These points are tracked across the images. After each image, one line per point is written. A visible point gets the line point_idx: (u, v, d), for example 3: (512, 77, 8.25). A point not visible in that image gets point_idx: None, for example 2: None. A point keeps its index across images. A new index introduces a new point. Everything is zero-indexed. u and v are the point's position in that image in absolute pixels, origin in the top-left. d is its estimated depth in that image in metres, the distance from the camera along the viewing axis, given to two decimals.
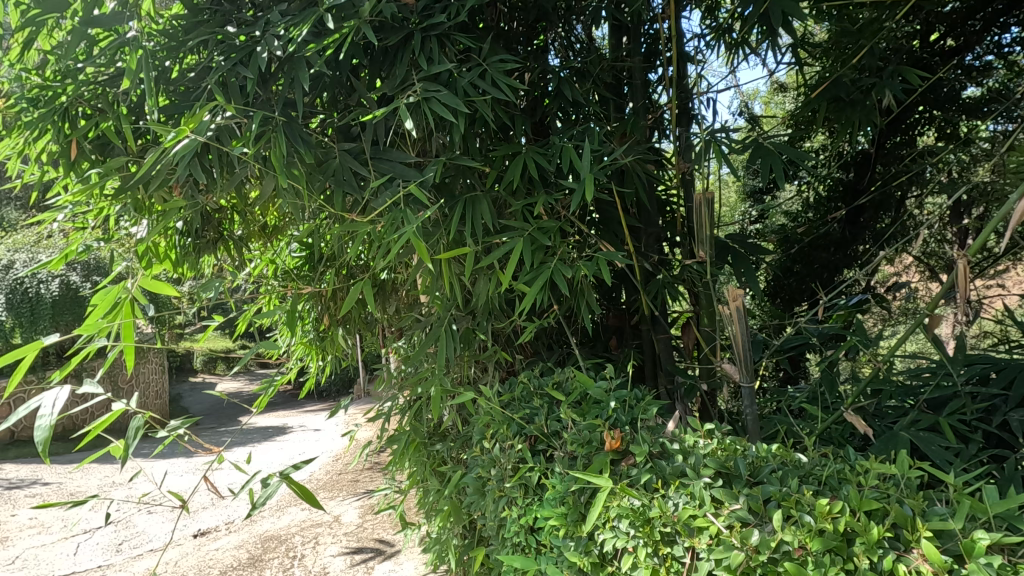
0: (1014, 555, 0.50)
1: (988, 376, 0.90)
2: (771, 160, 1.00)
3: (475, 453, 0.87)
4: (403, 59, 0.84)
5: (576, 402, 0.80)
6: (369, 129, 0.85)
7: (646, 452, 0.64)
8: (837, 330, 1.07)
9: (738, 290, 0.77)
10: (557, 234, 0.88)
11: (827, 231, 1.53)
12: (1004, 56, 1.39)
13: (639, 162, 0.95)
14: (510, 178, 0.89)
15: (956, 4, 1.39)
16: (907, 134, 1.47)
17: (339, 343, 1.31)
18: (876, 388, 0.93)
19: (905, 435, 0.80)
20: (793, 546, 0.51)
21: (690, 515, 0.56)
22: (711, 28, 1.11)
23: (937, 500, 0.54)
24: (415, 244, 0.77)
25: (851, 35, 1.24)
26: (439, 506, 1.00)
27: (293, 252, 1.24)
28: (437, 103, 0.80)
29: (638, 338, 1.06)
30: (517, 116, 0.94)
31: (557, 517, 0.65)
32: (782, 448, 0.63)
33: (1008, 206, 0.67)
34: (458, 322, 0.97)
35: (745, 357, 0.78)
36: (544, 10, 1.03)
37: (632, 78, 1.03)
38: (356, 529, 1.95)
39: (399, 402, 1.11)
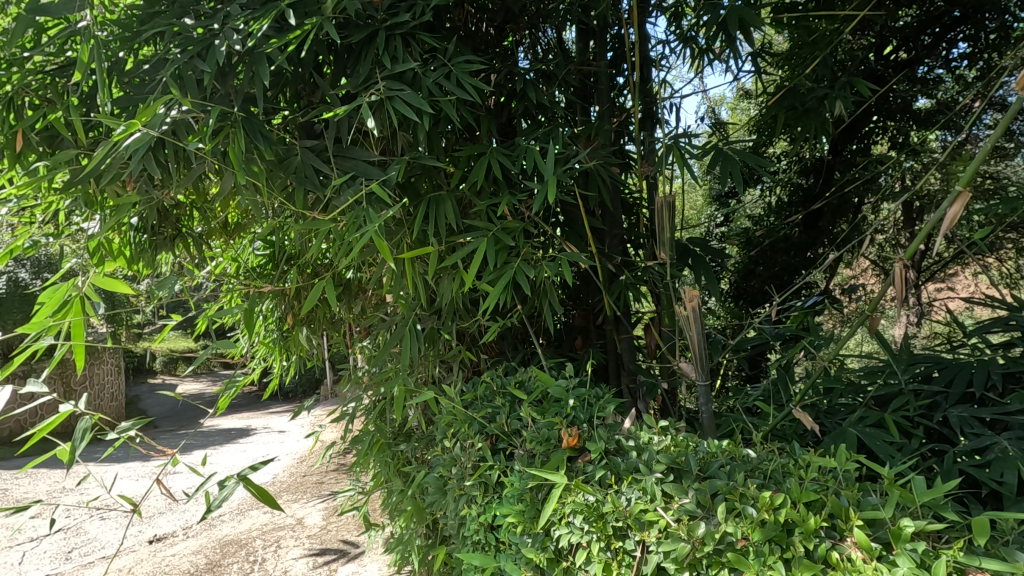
0: (940, 542, 0.52)
1: (930, 374, 0.95)
2: (731, 166, 1.02)
3: (438, 453, 0.87)
4: (366, 56, 0.83)
5: (537, 401, 0.81)
6: (332, 126, 0.84)
7: (601, 449, 0.65)
8: (792, 330, 1.11)
9: (694, 292, 0.80)
10: (520, 234, 0.89)
11: (788, 235, 1.62)
12: (952, 70, 1.47)
13: (603, 165, 0.97)
14: (475, 179, 0.89)
15: (910, 17, 1.45)
16: (863, 142, 1.56)
17: (304, 343, 1.29)
18: (827, 386, 0.97)
19: (853, 431, 0.83)
20: (736, 537, 0.52)
21: (642, 509, 0.58)
22: (676, 35, 1.13)
23: (872, 491, 0.57)
24: (377, 244, 0.77)
25: (806, 47, 1.29)
26: (403, 506, 1.00)
27: (257, 251, 1.23)
28: (400, 103, 0.80)
29: (602, 338, 1.08)
30: (482, 118, 0.94)
31: (514, 514, 0.65)
32: (731, 444, 0.66)
33: (940, 213, 0.70)
34: (422, 322, 0.98)
35: (701, 356, 0.80)
36: (512, 12, 1.04)
37: (598, 82, 1.05)
38: (319, 531, 1.93)
39: (363, 402, 1.10)
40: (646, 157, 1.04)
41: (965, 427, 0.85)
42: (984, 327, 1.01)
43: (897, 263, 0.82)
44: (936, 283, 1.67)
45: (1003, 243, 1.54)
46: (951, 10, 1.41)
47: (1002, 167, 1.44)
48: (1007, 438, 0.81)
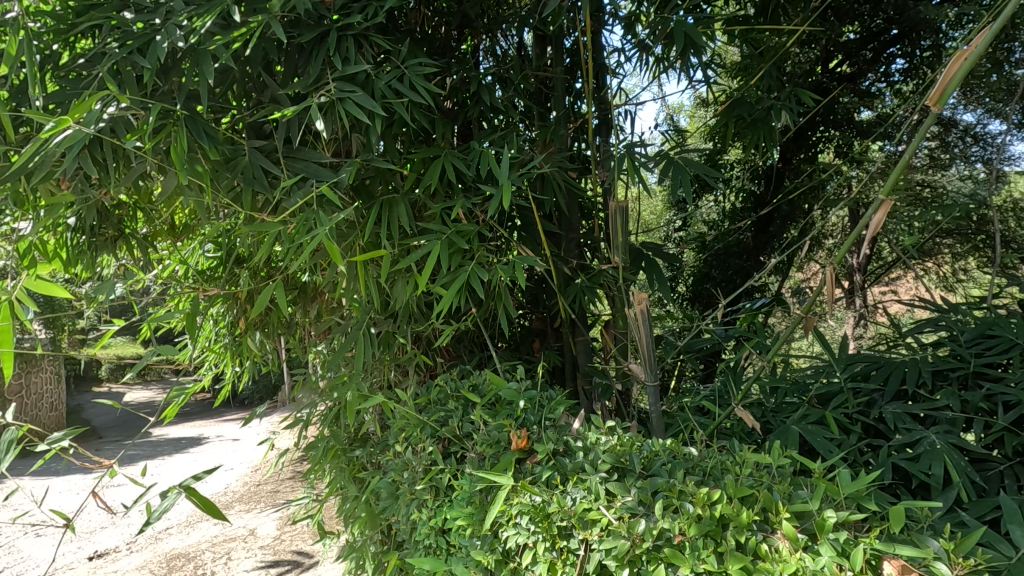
0: (861, 530, 0.55)
1: (869, 373, 1.00)
2: (682, 175, 1.04)
3: (390, 458, 0.86)
4: (316, 56, 0.82)
5: (490, 403, 0.81)
6: (281, 127, 0.83)
7: (548, 450, 0.66)
8: (742, 332, 1.15)
9: (643, 295, 0.82)
10: (474, 238, 0.89)
11: (741, 239, 1.67)
12: (891, 84, 1.58)
13: (558, 169, 0.98)
14: (428, 182, 0.89)
15: (854, 33, 1.54)
16: (810, 151, 1.61)
17: (257, 349, 1.26)
18: (773, 386, 1.01)
19: (795, 428, 0.87)
20: (673, 533, 0.54)
21: (586, 508, 0.58)
22: (632, 43, 1.15)
23: (803, 485, 0.60)
24: (327, 247, 0.76)
25: (753, 58, 1.33)
26: (357, 514, 0.98)
27: (207, 253, 1.19)
28: (351, 104, 0.79)
29: (559, 341, 1.10)
30: (437, 121, 0.94)
31: (464, 517, 0.65)
32: (674, 442, 0.68)
33: (866, 218, 0.75)
34: (377, 326, 0.97)
35: (650, 358, 0.82)
36: (469, 17, 1.05)
37: (554, 88, 1.06)
38: (272, 542, 1.88)
39: (317, 408, 1.08)
40: (601, 163, 1.05)
41: (897, 423, 0.90)
42: (917, 327, 1.07)
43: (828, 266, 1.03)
44: (878, 286, 1.75)
45: (938, 249, 1.64)
46: (889, 28, 1.51)
47: (938, 176, 1.53)
48: (933, 432, 0.86)
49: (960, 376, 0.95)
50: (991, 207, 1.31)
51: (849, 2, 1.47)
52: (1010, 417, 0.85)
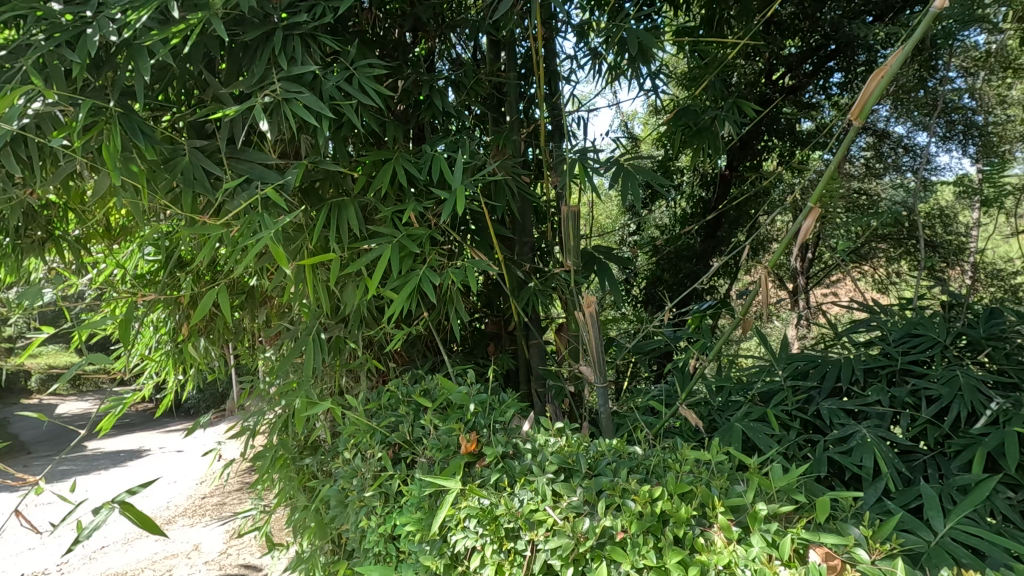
0: (791, 522, 0.58)
1: (807, 371, 1.06)
2: (632, 181, 1.06)
3: (340, 466, 0.84)
4: (261, 55, 0.80)
5: (441, 408, 0.81)
6: (224, 127, 0.80)
7: (497, 453, 0.67)
8: (689, 333, 1.19)
9: (592, 298, 0.84)
10: (426, 241, 0.89)
11: (691, 244, 1.73)
12: (829, 97, 1.67)
13: (511, 175, 0.99)
14: (379, 185, 0.88)
15: (796, 47, 1.63)
16: (755, 158, 1.71)
17: (201, 356, 1.21)
18: (719, 386, 1.05)
19: (738, 426, 0.90)
20: (615, 530, 0.55)
21: (532, 509, 0.59)
22: (585, 50, 1.16)
23: (739, 480, 0.63)
24: (273, 251, 0.74)
25: (700, 68, 1.38)
26: (306, 524, 0.96)
27: (147, 257, 1.14)
28: (298, 105, 0.77)
29: (513, 344, 1.11)
30: (388, 124, 0.93)
31: (413, 522, 0.65)
32: (620, 442, 0.69)
33: (798, 224, 0.82)
34: (327, 331, 0.96)
35: (599, 360, 0.84)
36: (421, 20, 1.05)
37: (507, 93, 1.07)
38: (217, 556, 1.82)
39: (265, 415, 1.05)
40: (554, 168, 1.06)
41: (832, 418, 0.95)
42: (851, 328, 1.14)
43: (764, 270, 1.10)
44: (818, 288, 1.85)
45: (873, 253, 1.74)
46: (827, 44, 1.59)
47: (873, 185, 1.64)
48: (864, 427, 0.91)
49: (889, 373, 1.01)
50: (915, 214, 1.41)
51: (790, 19, 1.56)
52: (931, 410, 0.91)
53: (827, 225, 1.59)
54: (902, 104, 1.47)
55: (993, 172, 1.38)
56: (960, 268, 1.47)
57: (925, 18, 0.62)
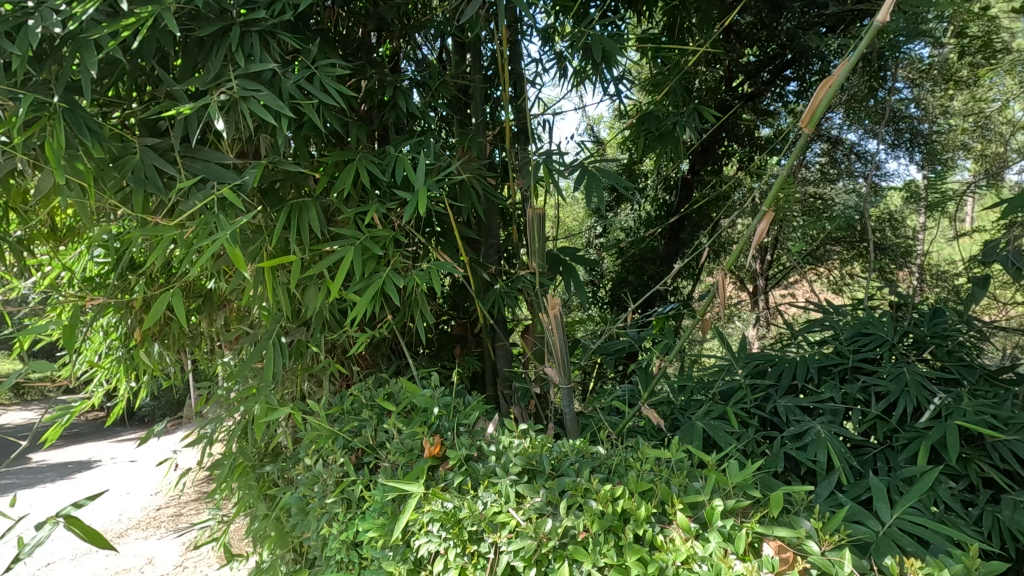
0: (747, 516, 0.60)
1: (765, 370, 1.09)
2: (597, 184, 1.08)
3: (300, 473, 0.82)
4: (217, 51, 0.77)
5: (405, 411, 0.80)
6: (177, 125, 0.78)
7: (460, 456, 0.67)
8: (653, 334, 1.21)
9: (557, 300, 0.85)
10: (390, 243, 0.88)
11: (655, 246, 1.77)
12: (786, 104, 1.71)
13: (476, 177, 0.99)
14: (341, 186, 0.87)
15: (755, 55, 1.68)
16: (717, 162, 1.75)
17: (155, 362, 1.17)
18: (681, 385, 1.07)
19: (700, 425, 0.92)
20: (577, 530, 0.56)
21: (495, 512, 0.59)
22: (550, 53, 1.17)
23: (698, 477, 0.64)
24: (230, 253, 0.72)
25: (663, 74, 1.41)
26: (265, 534, 0.94)
27: (97, 259, 1.09)
28: (256, 104, 0.75)
29: (480, 346, 1.11)
30: (351, 124, 0.92)
31: (375, 528, 0.64)
32: (583, 443, 0.70)
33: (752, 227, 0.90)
34: (288, 335, 0.94)
35: (564, 361, 0.85)
36: (385, 20, 1.04)
37: (472, 95, 1.06)
38: (173, 570, 1.75)
39: (224, 422, 1.02)
40: (519, 170, 1.07)
41: (789, 415, 0.98)
42: (807, 328, 1.18)
43: (724, 272, 1.13)
44: (777, 289, 1.91)
45: (828, 255, 1.80)
46: (783, 53, 1.64)
47: (827, 189, 1.72)
48: (818, 423, 0.94)
49: (841, 371, 1.05)
50: (865, 218, 1.47)
51: (749, 29, 1.62)
52: (880, 406, 0.96)
53: (784, 228, 1.64)
54: (855, 112, 1.53)
55: (936, 178, 1.45)
56: (907, 270, 1.55)
57: (869, 31, 0.65)
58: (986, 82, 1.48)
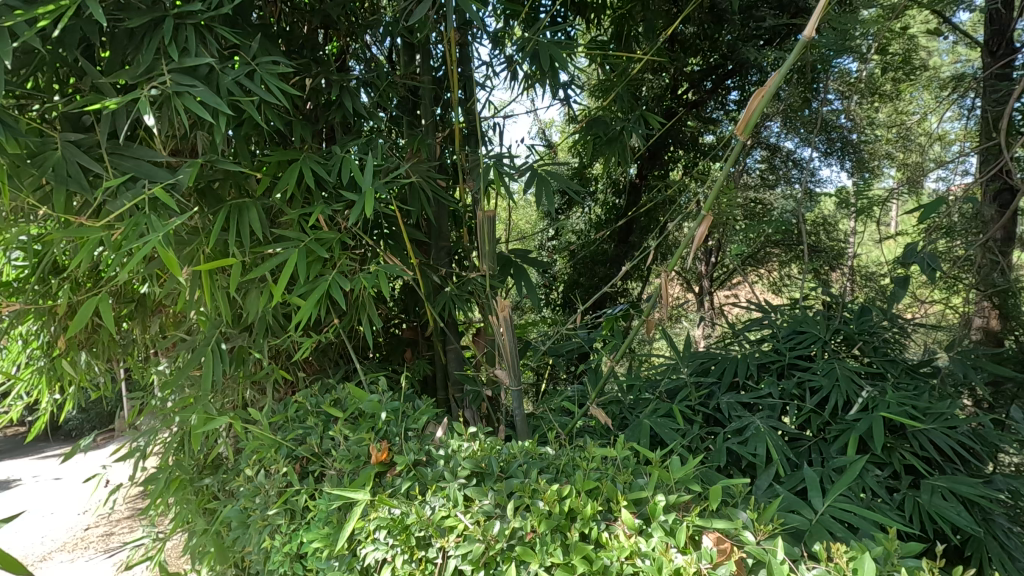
0: (688, 510, 0.62)
1: (709, 368, 1.13)
2: (547, 187, 1.09)
3: (241, 484, 0.79)
4: (148, 43, 0.74)
5: (353, 418, 0.79)
6: (104, 120, 0.73)
7: (408, 461, 0.66)
8: (603, 335, 1.24)
9: (506, 302, 0.85)
10: (336, 246, 0.86)
11: (605, 249, 1.80)
12: (727, 112, 1.80)
13: (425, 179, 0.98)
14: (284, 186, 0.84)
15: (698, 65, 1.74)
16: (663, 167, 1.81)
17: (82, 372, 1.09)
18: (630, 384, 1.09)
19: (647, 422, 0.95)
20: (524, 531, 0.56)
21: (443, 516, 0.58)
22: (500, 57, 1.17)
23: (643, 474, 0.66)
24: (163, 256, 0.68)
25: (611, 80, 1.44)
26: (204, 550, 0.89)
27: (14, 263, 1.01)
28: (191, 100, 0.72)
29: (430, 350, 1.10)
30: (295, 124, 0.89)
31: (320, 539, 0.62)
32: (532, 444, 0.71)
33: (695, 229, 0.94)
34: (229, 341, 0.90)
35: (514, 363, 0.86)
36: (331, 18, 1.02)
37: (422, 97, 1.06)
38: None
39: (159, 434, 0.97)
40: (470, 173, 1.07)
41: (730, 412, 1.02)
42: (747, 327, 1.24)
43: (669, 274, 1.16)
44: (721, 290, 1.99)
45: (768, 258, 1.89)
46: (724, 64, 1.71)
47: (767, 195, 1.80)
48: (758, 418, 0.98)
49: (778, 367, 1.11)
50: (800, 222, 1.55)
51: (692, 38, 1.68)
52: (813, 400, 1.01)
53: (727, 231, 1.71)
54: (792, 122, 1.62)
55: (862, 186, 1.55)
56: (839, 271, 1.64)
57: (798, 45, 0.68)
58: (906, 97, 1.65)
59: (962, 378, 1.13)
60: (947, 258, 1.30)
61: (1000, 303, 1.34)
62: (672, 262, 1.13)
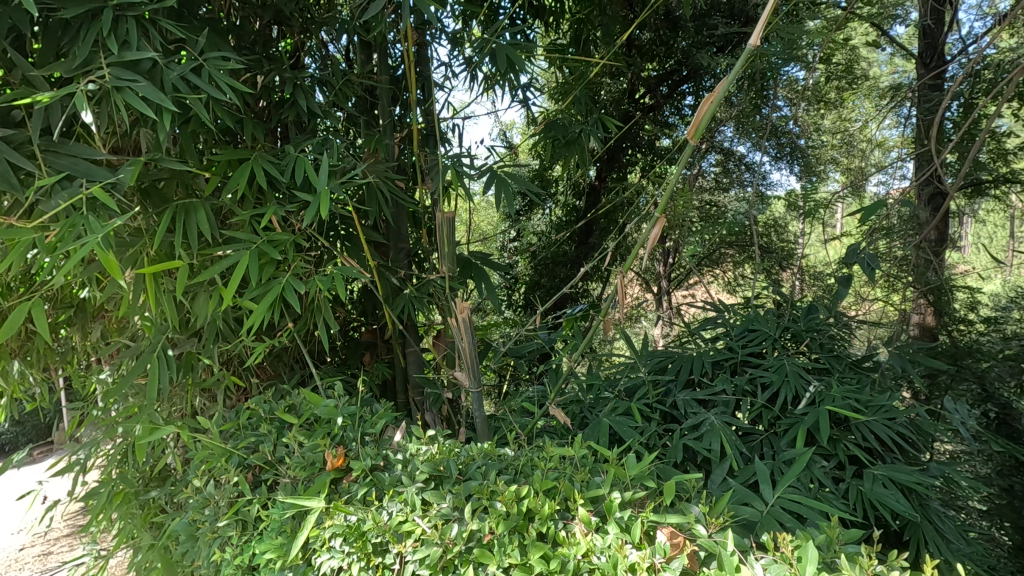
0: (644, 506, 0.63)
1: (666, 366, 1.16)
2: (506, 189, 1.09)
3: (190, 496, 0.76)
4: (85, 35, 0.70)
5: (308, 423, 0.77)
6: (35, 115, 0.69)
7: (365, 466, 0.65)
8: (564, 335, 1.25)
9: (465, 304, 0.85)
10: (289, 248, 0.84)
11: (566, 250, 1.82)
12: (683, 116, 1.85)
13: (383, 179, 0.97)
14: (234, 186, 0.81)
15: (655, 70, 1.78)
16: (622, 170, 1.84)
17: (15, 383, 1.03)
18: (590, 383, 1.11)
19: (606, 421, 0.97)
20: (482, 532, 0.56)
21: (400, 521, 0.58)
22: (459, 57, 1.17)
23: (600, 472, 0.67)
24: (102, 259, 0.65)
25: (569, 83, 1.46)
26: (151, 565, 0.86)
27: None
28: (132, 95, 0.69)
29: (390, 353, 1.08)
30: (245, 122, 0.87)
31: (273, 549, 0.60)
32: (491, 446, 0.71)
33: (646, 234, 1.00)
34: (176, 347, 0.86)
35: (473, 365, 0.86)
36: (285, 14, 0.99)
37: (379, 97, 1.04)
38: None
39: (101, 445, 0.92)
40: (429, 174, 1.06)
41: (686, 408, 1.04)
42: (703, 325, 1.27)
43: (628, 274, 1.17)
44: (678, 290, 2.03)
45: (723, 258, 1.95)
46: (679, 69, 1.76)
47: (721, 197, 1.86)
48: (712, 414, 1.01)
49: (732, 364, 1.14)
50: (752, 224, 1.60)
51: (648, 44, 1.71)
52: (764, 396, 1.05)
53: (683, 233, 1.76)
54: (743, 126, 1.68)
55: (809, 189, 1.61)
56: (789, 270, 1.71)
57: (745, 53, 0.71)
58: (849, 104, 1.70)
59: (901, 371, 1.19)
60: (887, 258, 1.37)
61: (934, 300, 1.43)
62: (627, 263, 1.10)
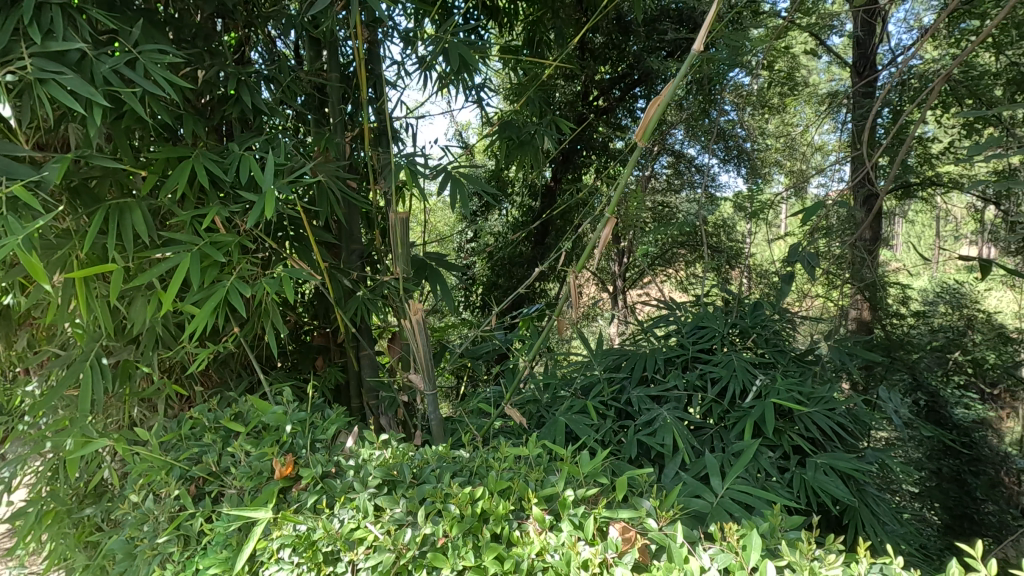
0: (597, 502, 0.64)
1: (620, 364, 1.18)
2: (460, 189, 1.08)
3: (127, 512, 0.72)
4: (4, 23, 0.65)
5: (255, 431, 0.74)
6: None
7: (315, 474, 0.63)
8: (521, 335, 1.25)
9: (419, 305, 0.84)
10: (234, 250, 0.80)
11: (522, 250, 1.83)
12: (634, 119, 1.87)
13: (333, 179, 0.94)
14: (173, 186, 0.78)
15: (607, 73, 1.81)
16: (576, 171, 1.86)
17: None
18: (546, 383, 1.12)
19: (563, 419, 0.97)
20: (436, 536, 0.55)
21: (352, 528, 0.56)
22: (411, 55, 1.15)
23: (554, 471, 0.68)
24: (25, 262, 0.60)
25: (523, 85, 1.46)
26: None
27: None
28: (58, 88, 0.65)
29: (343, 356, 1.06)
30: (185, 118, 0.83)
31: (218, 564, 0.58)
32: (445, 448, 0.71)
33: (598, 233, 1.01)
34: (110, 356, 0.82)
35: (427, 367, 0.85)
36: (227, 7, 0.95)
37: (329, 94, 1.02)
38: None
39: (27, 462, 0.86)
40: (381, 174, 1.04)
41: (640, 404, 1.06)
42: (656, 323, 1.30)
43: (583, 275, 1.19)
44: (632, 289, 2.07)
45: (675, 257, 2.00)
46: (631, 72, 1.79)
47: (672, 198, 1.91)
48: (665, 410, 1.03)
49: (683, 361, 1.17)
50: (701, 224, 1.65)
51: (601, 47, 1.74)
52: (714, 390, 1.08)
53: (636, 233, 1.79)
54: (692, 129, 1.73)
55: (755, 190, 1.68)
56: (737, 269, 1.77)
57: (689, 58, 0.73)
58: (790, 110, 1.76)
59: (840, 364, 1.25)
60: (827, 256, 1.46)
61: (869, 296, 1.51)
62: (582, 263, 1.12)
